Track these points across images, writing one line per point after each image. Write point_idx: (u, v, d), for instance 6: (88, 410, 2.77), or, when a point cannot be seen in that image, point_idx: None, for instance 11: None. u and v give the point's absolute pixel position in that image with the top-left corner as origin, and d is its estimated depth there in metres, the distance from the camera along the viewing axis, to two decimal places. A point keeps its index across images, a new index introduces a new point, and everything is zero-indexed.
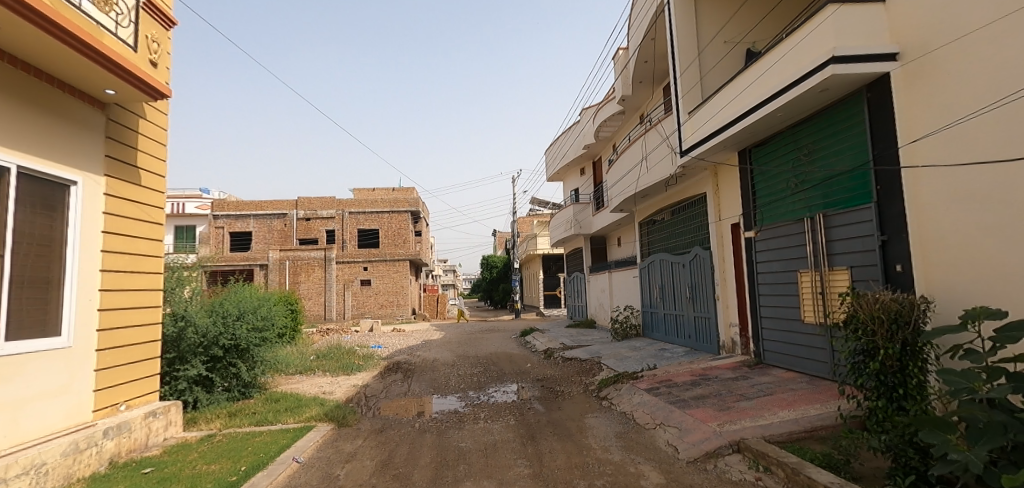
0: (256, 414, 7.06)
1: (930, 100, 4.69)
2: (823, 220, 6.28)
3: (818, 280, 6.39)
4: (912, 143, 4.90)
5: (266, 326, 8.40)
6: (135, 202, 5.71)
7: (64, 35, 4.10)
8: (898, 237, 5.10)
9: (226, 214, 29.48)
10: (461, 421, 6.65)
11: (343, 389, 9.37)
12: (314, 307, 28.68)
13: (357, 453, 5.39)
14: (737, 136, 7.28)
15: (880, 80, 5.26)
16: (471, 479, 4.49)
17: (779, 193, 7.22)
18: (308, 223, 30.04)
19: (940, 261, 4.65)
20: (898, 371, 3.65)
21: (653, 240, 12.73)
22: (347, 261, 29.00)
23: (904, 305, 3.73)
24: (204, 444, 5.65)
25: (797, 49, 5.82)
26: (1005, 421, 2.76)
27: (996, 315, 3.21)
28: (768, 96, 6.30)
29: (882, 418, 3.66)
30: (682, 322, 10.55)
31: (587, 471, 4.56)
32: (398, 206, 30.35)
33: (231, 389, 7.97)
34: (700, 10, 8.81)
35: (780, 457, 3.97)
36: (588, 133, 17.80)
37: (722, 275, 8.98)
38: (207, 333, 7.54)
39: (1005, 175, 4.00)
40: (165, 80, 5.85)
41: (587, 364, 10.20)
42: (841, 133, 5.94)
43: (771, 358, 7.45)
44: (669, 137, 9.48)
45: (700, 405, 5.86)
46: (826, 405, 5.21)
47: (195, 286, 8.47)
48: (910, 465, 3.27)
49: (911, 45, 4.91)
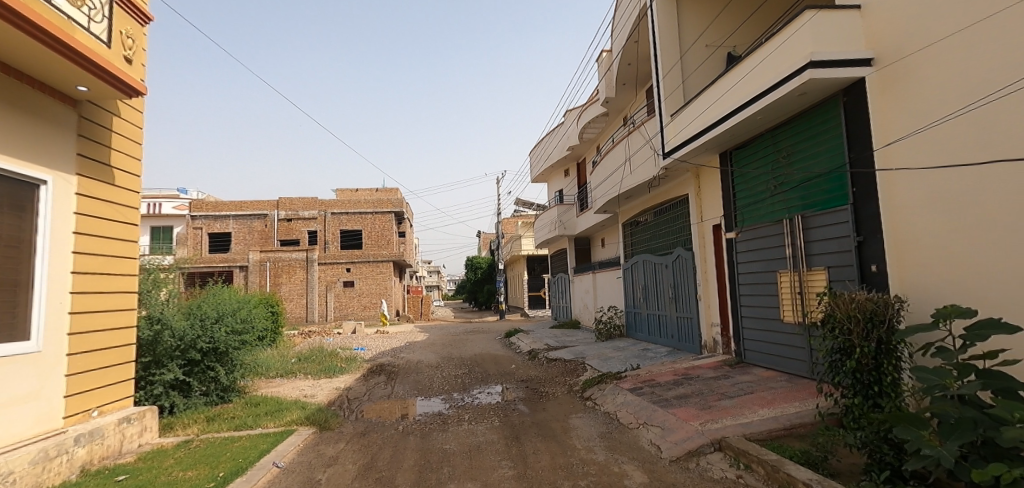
0: (236, 418, 6.93)
1: (902, 104, 4.84)
2: (802, 222, 6.40)
3: (796, 280, 6.51)
4: (886, 147, 5.04)
5: (245, 329, 8.31)
6: (109, 202, 5.55)
7: (64, 50, 4.29)
8: (874, 238, 5.25)
9: (205, 215, 29.13)
10: (445, 423, 6.62)
11: (325, 391, 9.26)
12: (296, 309, 28.18)
13: (339, 457, 5.31)
14: (718, 138, 7.39)
15: (856, 85, 5.41)
16: (455, 481, 4.46)
17: (759, 194, 7.35)
18: (289, 224, 29.60)
19: (915, 263, 4.75)
20: (874, 369, 3.74)
21: (636, 241, 12.83)
22: (330, 262, 28.62)
23: (878, 305, 3.83)
24: (181, 450, 5.52)
25: (776, 53, 5.93)
26: (975, 417, 2.84)
27: (965, 314, 3.30)
28: (749, 99, 6.40)
29: (858, 415, 3.74)
30: (666, 322, 10.63)
31: (572, 472, 4.57)
32: (382, 207, 30.24)
33: (209, 393, 7.79)
34: (682, 13, 8.92)
35: (760, 455, 4.03)
36: (572, 134, 17.91)
37: (704, 275, 9.09)
38: (184, 337, 7.41)
39: (976, 179, 4.12)
40: (141, 77, 5.73)
41: (571, 365, 10.24)
42: (818, 137, 6.08)
43: (752, 358, 7.56)
44: (652, 138, 9.54)
45: (682, 405, 5.92)
46: (804, 403, 5.31)
47: (171, 289, 8.24)
48: (886, 461, 3.36)
49: (886, 51, 5.04)
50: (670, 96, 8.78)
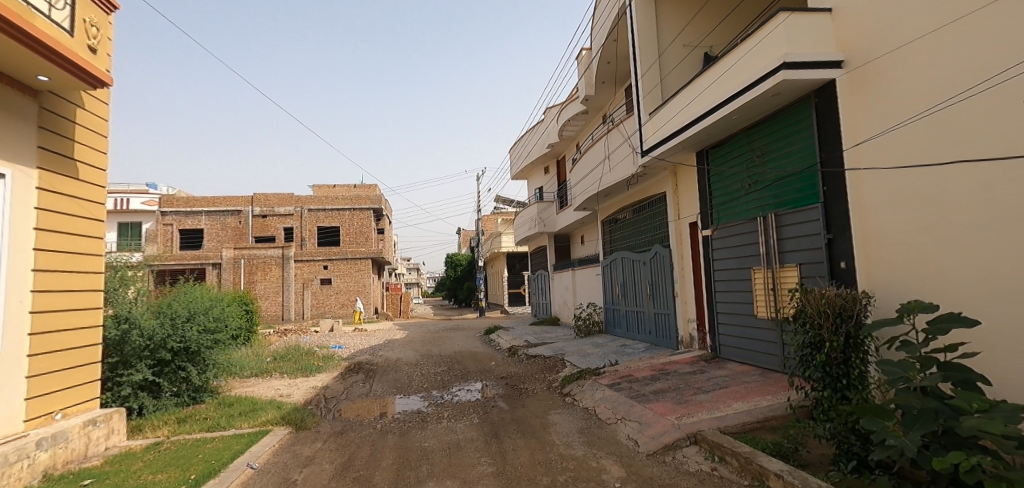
0: (208, 419, 6.77)
1: (870, 105, 4.99)
2: (775, 220, 6.55)
3: (769, 277, 6.67)
4: (855, 147, 5.20)
5: (218, 328, 8.11)
6: (72, 197, 5.34)
7: (23, 38, 4.09)
8: (843, 236, 5.41)
9: (176, 211, 28.31)
10: (424, 421, 6.58)
11: (301, 390, 9.11)
12: (271, 307, 27.61)
13: (316, 457, 5.23)
14: (695, 137, 7.50)
15: (827, 86, 5.55)
16: (434, 479, 4.44)
17: (734, 193, 7.49)
18: (264, 221, 28.98)
19: (881, 260, 4.91)
20: (842, 362, 3.86)
21: (614, 238, 12.95)
22: (307, 259, 28.14)
23: (847, 300, 3.95)
24: (150, 452, 5.36)
25: (751, 53, 6.04)
26: (936, 408, 2.95)
27: (928, 308, 3.42)
28: (724, 99, 6.51)
29: (827, 407, 3.86)
30: (644, 318, 10.77)
31: (550, 467, 4.59)
32: (360, 203, 29.84)
33: (181, 394, 7.58)
34: (660, 13, 9.01)
35: (734, 448, 4.13)
36: (552, 132, 17.95)
37: (681, 272, 9.23)
38: (153, 337, 7.19)
39: (938, 179, 4.28)
40: (106, 67, 5.51)
41: (550, 361, 10.29)
42: (790, 137, 6.23)
43: (727, 353, 7.72)
44: (631, 137, 9.63)
45: (659, 399, 6.01)
46: (777, 396, 5.45)
47: (141, 286, 7.96)
48: (853, 451, 3.48)
49: (855, 54, 5.19)
50: (648, 95, 8.87)
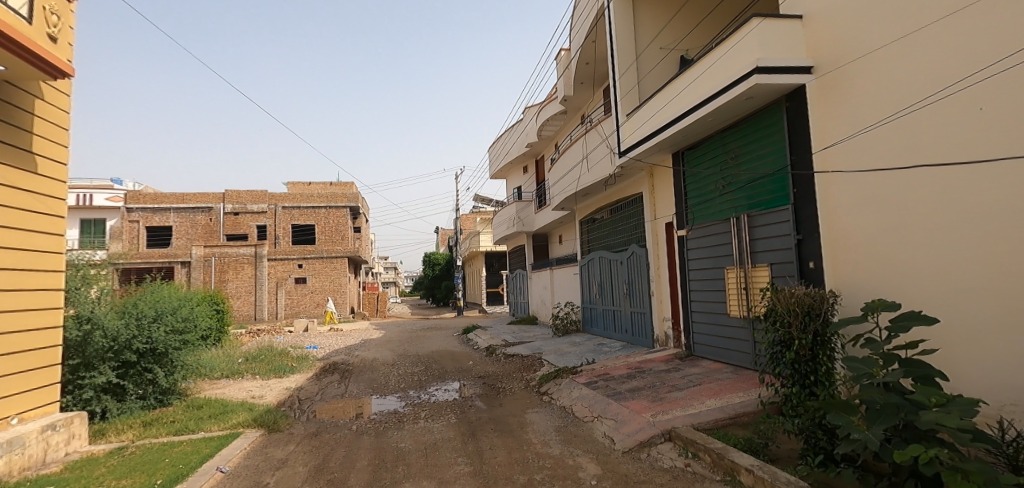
0: (176, 422, 6.55)
1: (838, 110, 5.16)
2: (748, 221, 6.71)
3: (742, 276, 6.83)
4: (824, 150, 5.36)
5: (187, 328, 7.86)
6: (29, 192, 5.10)
7: None
8: (812, 236, 5.57)
9: (142, 207, 27.35)
10: (400, 421, 6.51)
11: (274, 392, 8.91)
12: (243, 307, 26.91)
13: (289, 460, 5.12)
14: (671, 139, 7.62)
15: (798, 91, 5.71)
16: (410, 480, 4.40)
17: (709, 194, 7.64)
18: (236, 218, 28.26)
19: (848, 260, 5.07)
20: (811, 359, 3.97)
21: (592, 238, 13.06)
22: (281, 258, 27.55)
23: (815, 299, 4.07)
24: (114, 457, 5.17)
25: (725, 57, 6.16)
26: (898, 403, 3.06)
27: (891, 307, 3.55)
28: (699, 102, 6.63)
29: (796, 403, 3.97)
30: (620, 317, 10.89)
31: (527, 466, 4.60)
32: (337, 201, 29.36)
33: (146, 396, 7.33)
34: (638, 15, 9.12)
35: (707, 444, 4.21)
36: (530, 131, 17.99)
37: (657, 272, 9.37)
38: (117, 337, 6.92)
39: (902, 181, 4.44)
40: (66, 57, 5.28)
41: (528, 360, 10.32)
42: (762, 140, 6.39)
43: (701, 351, 7.86)
44: (609, 137, 9.73)
45: (635, 397, 6.09)
46: (748, 393, 5.58)
47: (104, 286, 7.67)
48: (820, 445, 3.59)
49: (824, 60, 5.36)
50: (626, 96, 8.97)
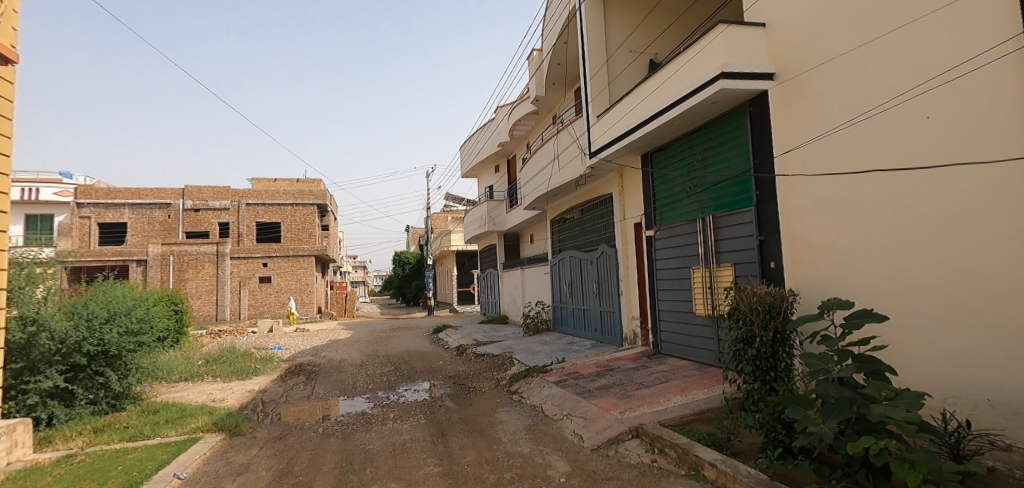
0: (129, 428, 6.26)
1: (798, 116, 5.37)
2: (713, 222, 6.89)
3: (707, 276, 7.01)
4: (784, 154, 5.56)
5: (143, 329, 7.46)
6: None
7: None
8: (773, 237, 5.76)
9: (94, 203, 26.03)
10: (368, 423, 6.40)
11: (235, 395, 8.62)
12: (204, 307, 25.90)
13: (251, 465, 4.96)
14: (640, 141, 7.75)
15: (760, 96, 5.91)
16: (378, 482, 4.33)
17: (676, 195, 7.81)
18: (196, 215, 27.23)
19: (807, 261, 5.28)
20: (771, 355, 4.11)
21: (563, 238, 13.17)
22: (244, 256, 26.70)
23: (776, 298, 4.22)
24: (61, 466, 4.90)
25: (692, 62, 6.30)
26: (851, 397, 3.19)
27: (845, 305, 3.70)
28: (667, 105, 6.76)
29: (757, 398, 4.10)
30: (590, 316, 11.02)
31: (497, 465, 4.60)
32: (304, 198, 28.64)
33: (98, 401, 7.00)
34: (608, 18, 9.24)
35: (672, 440, 4.31)
36: (502, 131, 17.99)
37: (626, 271, 9.52)
38: (65, 340, 6.59)
39: (856, 185, 4.66)
40: (10, 42, 4.99)
41: (499, 360, 10.31)
42: (727, 143, 6.58)
43: (668, 349, 8.03)
44: (580, 138, 9.83)
45: (604, 395, 6.17)
46: (712, 389, 5.73)
47: (52, 285, 7.26)
48: (779, 439, 3.72)
49: (785, 68, 5.56)
50: (596, 97, 9.08)
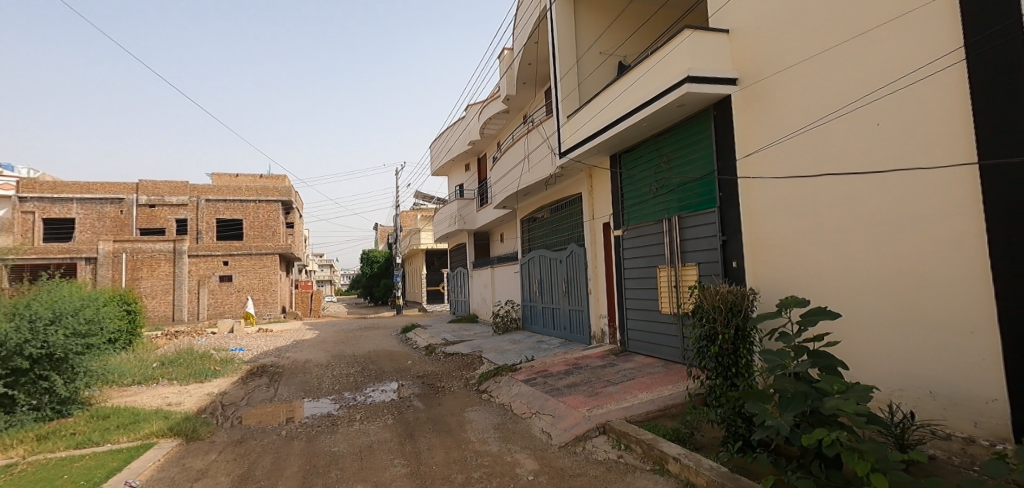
0: (76, 434, 5.94)
1: (758, 120, 5.57)
2: (679, 222, 7.06)
3: (673, 275, 7.17)
4: (746, 157, 5.75)
5: (91, 331, 7.13)
6: None
7: None
8: (735, 238, 5.95)
9: (39, 197, 24.52)
10: (334, 424, 6.27)
11: (193, 398, 8.29)
12: (159, 307, 24.76)
13: (209, 470, 4.79)
14: (609, 142, 7.87)
15: (724, 101, 6.09)
16: (343, 484, 4.25)
17: (643, 195, 7.96)
18: (151, 211, 26.05)
19: (767, 260, 5.48)
20: (732, 352, 4.24)
21: (533, 237, 13.23)
22: (203, 254, 25.69)
23: (737, 296, 4.36)
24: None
25: (659, 65, 6.42)
26: (806, 391, 3.32)
27: (801, 303, 3.85)
28: (635, 107, 6.88)
29: (719, 393, 4.23)
30: (559, 314, 11.12)
31: (465, 465, 4.59)
32: (267, 195, 27.80)
33: (40, 407, 6.59)
34: (578, 19, 9.34)
35: (638, 436, 4.40)
36: (473, 129, 17.94)
37: (595, 270, 9.65)
38: (5, 342, 6.18)
39: (812, 187, 4.86)
40: None
41: (468, 359, 10.27)
42: (692, 145, 6.75)
43: (635, 346, 8.18)
44: (550, 137, 9.89)
45: (572, 393, 6.23)
46: (677, 385, 5.87)
47: None
48: (739, 432, 3.85)
49: (747, 73, 5.75)
50: (566, 98, 9.16)
